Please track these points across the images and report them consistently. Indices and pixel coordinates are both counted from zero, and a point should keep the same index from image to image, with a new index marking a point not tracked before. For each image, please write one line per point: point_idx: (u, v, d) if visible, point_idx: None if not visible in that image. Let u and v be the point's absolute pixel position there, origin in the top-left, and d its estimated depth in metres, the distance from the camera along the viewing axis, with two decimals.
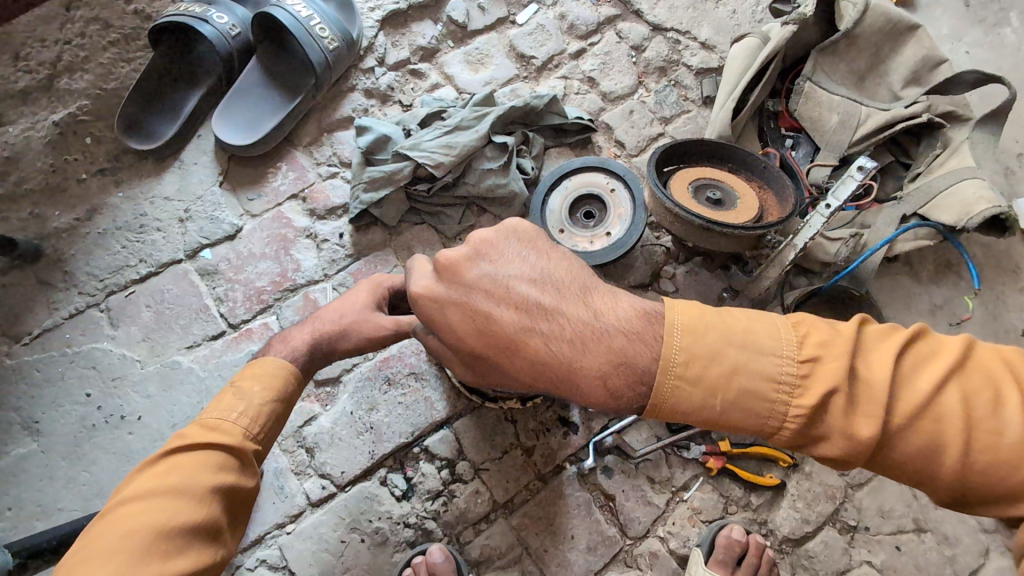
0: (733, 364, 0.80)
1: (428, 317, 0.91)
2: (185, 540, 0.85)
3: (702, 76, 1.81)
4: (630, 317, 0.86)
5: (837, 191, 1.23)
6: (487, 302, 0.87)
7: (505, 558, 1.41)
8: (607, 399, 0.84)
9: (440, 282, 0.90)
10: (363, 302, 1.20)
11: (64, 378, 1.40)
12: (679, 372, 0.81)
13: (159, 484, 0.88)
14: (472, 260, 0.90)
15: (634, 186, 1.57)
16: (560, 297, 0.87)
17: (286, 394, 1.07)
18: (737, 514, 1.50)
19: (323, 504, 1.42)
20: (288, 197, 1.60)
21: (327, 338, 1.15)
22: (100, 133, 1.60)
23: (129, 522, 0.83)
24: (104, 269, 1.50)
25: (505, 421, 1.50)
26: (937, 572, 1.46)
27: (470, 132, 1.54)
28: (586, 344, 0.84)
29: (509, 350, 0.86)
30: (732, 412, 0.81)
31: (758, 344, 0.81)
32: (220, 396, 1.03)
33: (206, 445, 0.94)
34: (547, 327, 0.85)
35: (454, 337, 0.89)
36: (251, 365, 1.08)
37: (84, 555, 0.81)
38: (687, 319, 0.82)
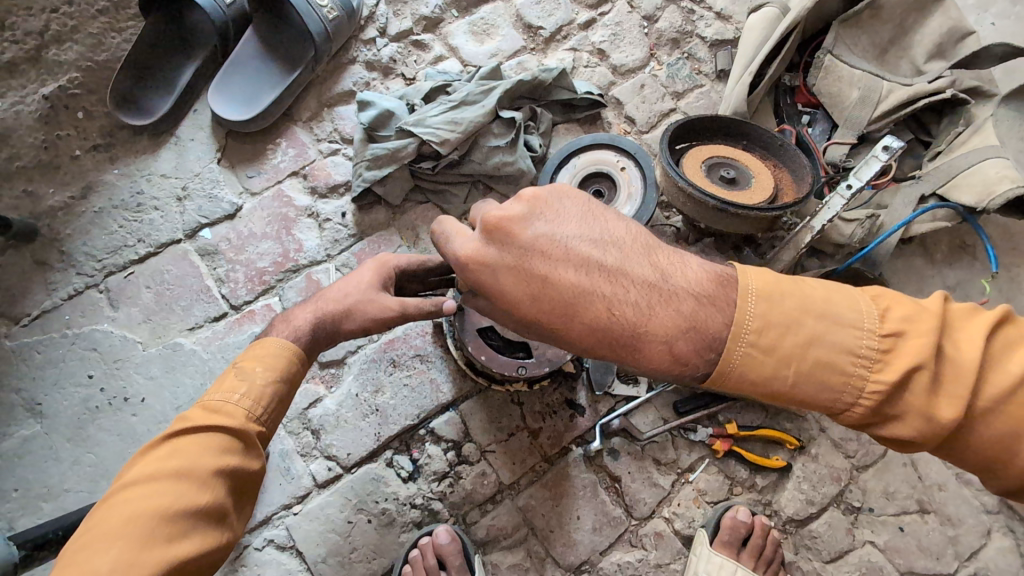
0: (811, 335, 0.74)
1: (478, 280, 0.85)
2: (189, 524, 0.85)
3: (717, 48, 1.73)
4: (698, 280, 0.79)
5: (860, 171, 1.18)
6: (545, 265, 0.81)
7: (511, 539, 1.42)
8: (675, 368, 0.78)
9: (491, 242, 0.83)
10: (368, 281, 1.15)
11: (65, 360, 1.39)
12: (754, 341, 0.75)
13: (162, 467, 0.87)
14: (524, 218, 0.83)
15: (645, 165, 1.52)
16: (623, 259, 0.80)
17: (291, 374, 1.04)
18: (742, 495, 1.50)
19: (330, 485, 1.42)
20: (288, 174, 1.56)
21: (330, 320, 1.09)
22: (92, 107, 1.55)
23: (133, 505, 0.83)
24: (102, 249, 1.47)
25: (511, 403, 1.49)
26: (939, 552, 1.47)
27: (476, 107, 1.49)
28: (652, 308, 0.78)
29: (569, 316, 0.80)
30: (803, 386, 0.75)
31: (838, 315, 0.75)
32: (224, 376, 1.01)
33: (209, 427, 0.93)
34: (610, 290, 0.79)
35: (508, 301, 0.83)
36: (254, 345, 1.05)
37: (89, 538, 0.82)
38: (762, 285, 0.76)
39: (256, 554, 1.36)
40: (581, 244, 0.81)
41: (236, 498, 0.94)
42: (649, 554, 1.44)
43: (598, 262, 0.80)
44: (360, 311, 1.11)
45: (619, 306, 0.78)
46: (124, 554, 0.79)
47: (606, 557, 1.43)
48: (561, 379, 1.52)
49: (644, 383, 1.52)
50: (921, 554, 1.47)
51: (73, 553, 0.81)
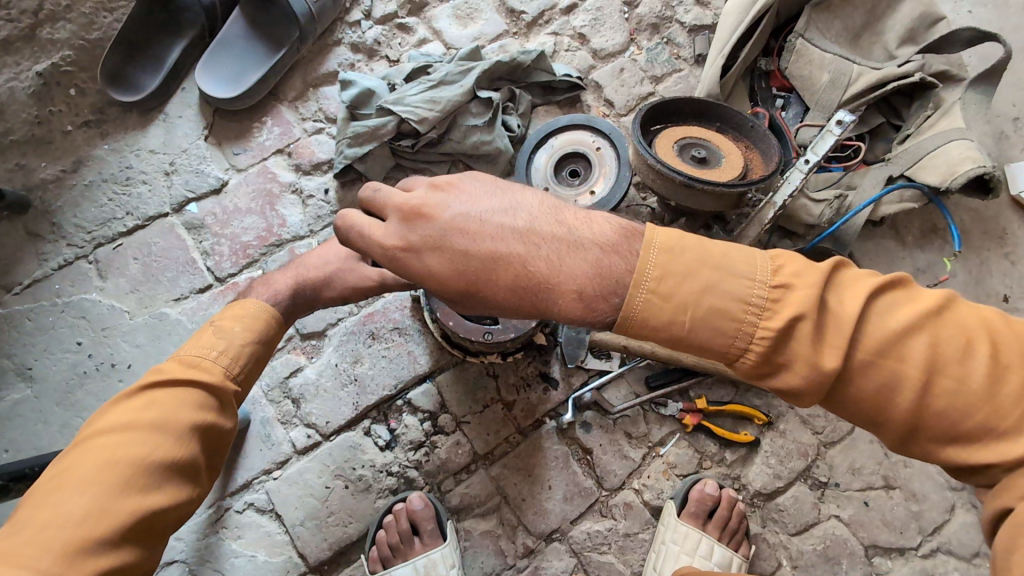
0: (704, 283, 0.78)
1: (405, 264, 0.86)
2: (163, 474, 0.90)
3: (696, 33, 1.76)
4: (604, 234, 0.83)
5: (816, 147, 1.29)
6: (460, 240, 0.82)
7: (484, 506, 1.47)
8: (594, 316, 0.80)
9: (410, 225, 0.85)
10: (348, 252, 1.23)
11: (55, 327, 1.44)
12: (662, 289, 0.78)
13: (137, 419, 0.92)
14: (438, 200, 0.85)
15: (620, 145, 1.56)
16: (535, 222, 0.83)
17: (266, 338, 1.10)
18: (711, 469, 1.54)
19: (309, 452, 1.46)
20: (273, 151, 1.60)
21: (311, 286, 1.18)
22: (84, 85, 1.60)
23: (108, 454, 0.88)
24: (92, 221, 1.51)
25: (487, 376, 1.54)
26: (902, 527, 1.51)
27: (455, 87, 1.52)
28: (563, 260, 0.81)
29: (491, 285, 0.82)
30: (703, 333, 0.79)
31: (731, 267, 0.79)
32: (201, 335, 1.06)
33: (185, 383, 0.98)
34: (525, 250, 0.81)
35: (435, 280, 0.84)
36: (233, 307, 1.10)
37: (63, 482, 0.85)
38: (665, 239, 0.80)
39: (236, 517, 1.41)
40: (493, 217, 0.83)
41: (208, 454, 1.00)
42: (618, 523, 1.48)
43: (511, 228, 0.82)
44: (340, 280, 1.19)
45: (534, 264, 0.81)
46: (99, 499, 0.84)
47: (576, 525, 1.47)
48: (536, 353, 1.56)
49: (617, 358, 1.56)
50: (885, 528, 1.51)
51: (45, 495, 0.84)
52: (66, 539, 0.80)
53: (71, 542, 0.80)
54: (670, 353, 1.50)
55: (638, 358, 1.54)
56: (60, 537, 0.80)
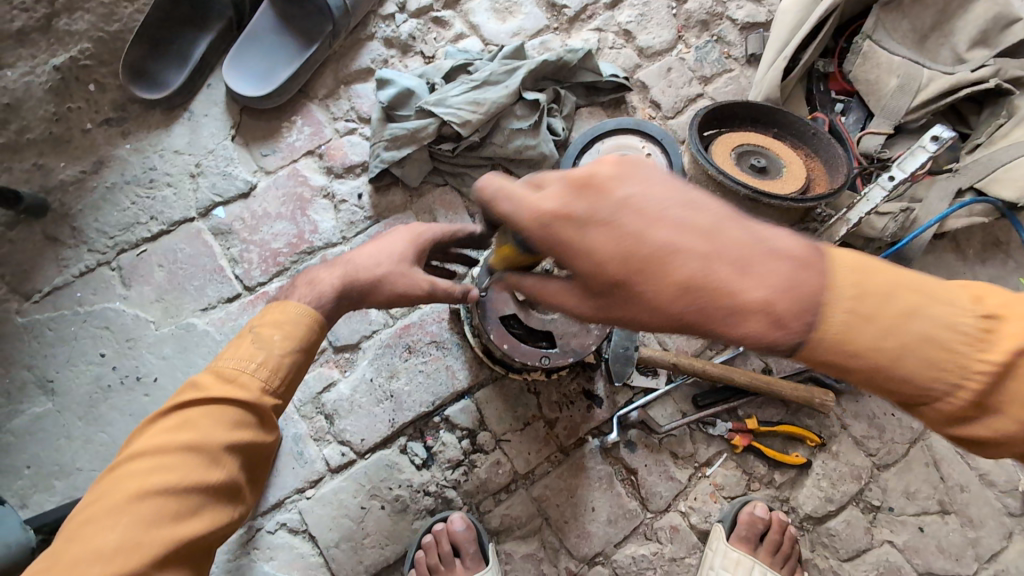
0: (912, 309, 0.66)
1: (563, 234, 0.69)
2: (199, 501, 0.83)
3: (747, 31, 1.67)
4: (821, 246, 0.66)
5: (905, 163, 1.15)
6: (637, 221, 0.65)
7: (525, 529, 1.41)
8: (777, 337, 0.64)
9: (580, 188, 0.68)
10: (399, 252, 1.06)
11: (77, 338, 1.37)
12: (850, 310, 0.65)
13: (170, 441, 0.84)
14: (619, 172, 0.68)
15: (671, 150, 1.49)
16: (718, 215, 0.66)
17: (310, 342, 0.98)
18: (759, 491, 1.48)
19: (343, 470, 1.40)
20: (303, 152, 1.52)
21: (359, 291, 1.02)
22: (104, 80, 1.51)
23: (139, 481, 0.81)
24: (114, 226, 1.44)
25: (527, 392, 1.47)
26: (959, 554, 1.44)
27: (499, 88, 1.44)
28: (748, 269, 0.64)
29: (659, 280, 0.65)
30: (911, 369, 0.66)
31: (933, 291, 0.67)
32: (237, 340, 0.95)
33: (220, 398, 0.88)
34: (708, 253, 0.64)
35: (595, 261, 0.67)
36: (273, 308, 0.97)
37: (95, 512, 0.80)
38: (861, 250, 0.67)
39: (268, 537, 1.35)
40: (675, 209, 0.66)
41: (249, 471, 0.91)
42: (663, 547, 1.42)
43: (700, 227, 0.65)
44: (390, 285, 1.03)
45: (719, 264, 0.64)
46: (134, 532, 0.78)
47: (620, 549, 1.41)
48: (580, 369, 1.48)
49: (663, 375, 1.49)
50: (940, 555, 1.44)
51: (79, 526, 0.79)
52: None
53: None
54: (723, 372, 1.43)
55: (685, 375, 1.47)
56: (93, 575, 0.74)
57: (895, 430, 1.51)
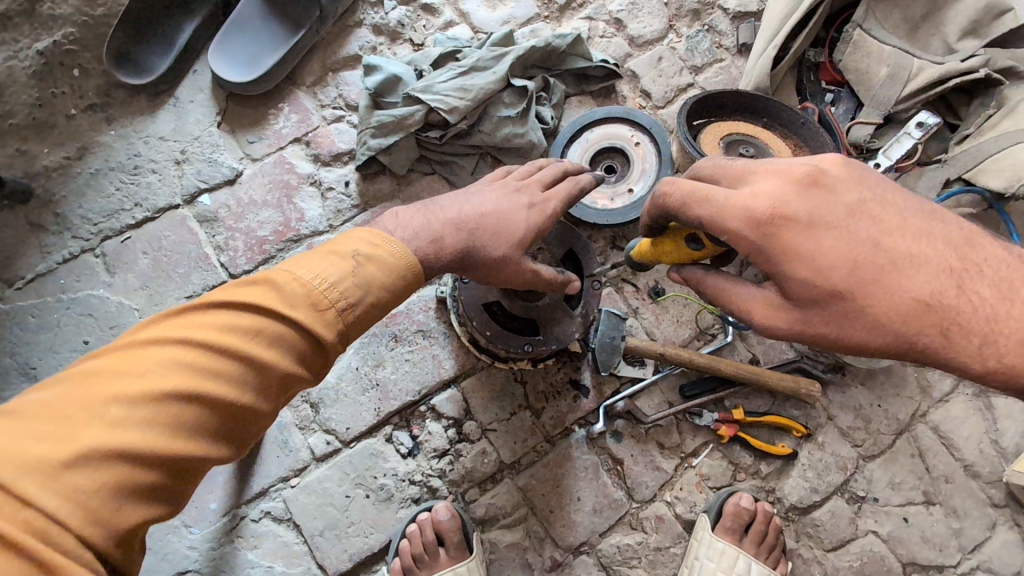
0: (991, 307, 0.73)
1: (777, 237, 0.78)
2: (229, 429, 0.76)
3: (739, 20, 1.66)
4: (986, 248, 0.77)
5: (890, 150, 1.39)
6: (873, 229, 0.76)
7: (510, 518, 1.41)
8: (985, 356, 0.73)
9: (796, 192, 0.79)
10: (518, 238, 1.02)
11: (61, 325, 1.36)
12: (1012, 311, 0.73)
13: (232, 352, 0.75)
14: (850, 176, 0.79)
15: (660, 140, 1.47)
16: (960, 229, 0.77)
17: (395, 287, 0.89)
18: (745, 481, 1.48)
19: (328, 459, 1.40)
20: (290, 140, 1.51)
21: (472, 267, 1.01)
22: (88, 65, 1.49)
23: (157, 374, 0.71)
24: (98, 213, 1.43)
25: (514, 382, 1.47)
26: (942, 544, 1.45)
27: (487, 74, 1.43)
28: (999, 293, 0.74)
29: (892, 286, 0.74)
30: (1001, 358, 0.72)
31: (1016, 290, 0.74)
32: (328, 259, 0.84)
33: (297, 324, 0.79)
34: (959, 264, 0.75)
35: (816, 266, 0.76)
36: (376, 247, 0.88)
37: (124, 396, 0.69)
38: (949, 246, 0.76)
39: (252, 525, 1.35)
40: (917, 214, 0.77)
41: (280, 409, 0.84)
42: (648, 537, 1.42)
43: (947, 235, 0.76)
44: (501, 270, 1.02)
45: (969, 282, 0.74)
46: (163, 440, 0.70)
47: (605, 538, 1.41)
48: (567, 359, 1.48)
49: (650, 365, 1.49)
50: (924, 546, 1.45)
51: (92, 402, 0.68)
52: (109, 479, 0.66)
53: (116, 481, 0.66)
54: (710, 361, 1.43)
55: (672, 366, 1.47)
56: (106, 472, 0.66)
57: (881, 421, 1.51)
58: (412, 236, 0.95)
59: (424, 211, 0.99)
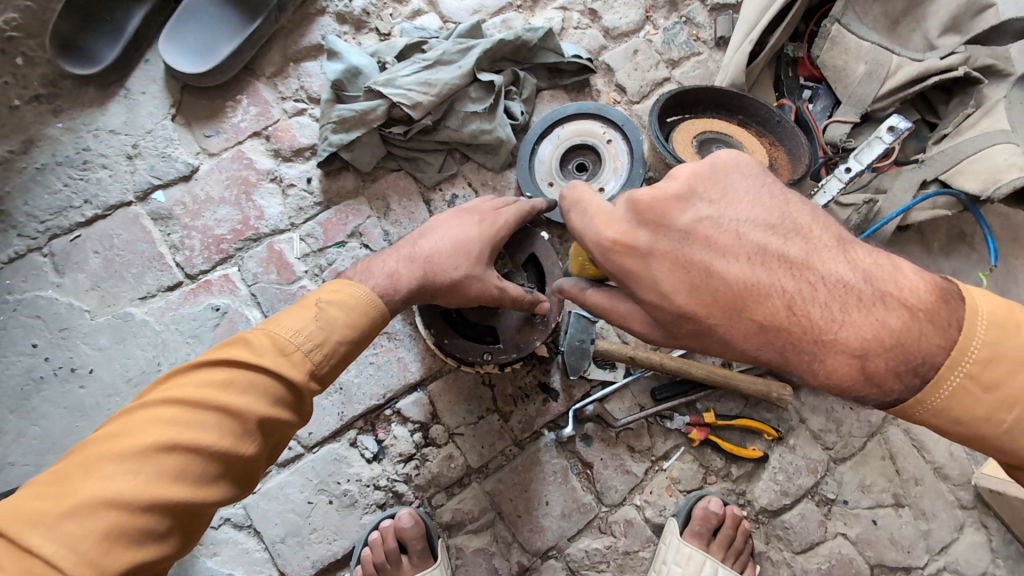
0: (824, 325, 0.73)
1: (621, 266, 0.81)
2: (217, 471, 0.80)
3: (717, 13, 1.61)
4: (825, 264, 0.75)
5: (862, 154, 1.20)
6: (705, 253, 0.77)
7: (477, 522, 1.38)
8: (817, 372, 0.75)
9: (640, 221, 0.80)
10: (475, 255, 1.06)
11: (7, 328, 1.30)
12: (844, 331, 0.73)
13: (208, 401, 0.80)
14: (691, 197, 0.78)
15: (633, 136, 1.43)
16: (802, 245, 0.76)
17: (364, 333, 0.95)
18: (715, 485, 1.46)
19: (290, 465, 1.37)
20: (249, 134, 1.44)
21: (435, 288, 1.04)
22: (32, 52, 1.42)
23: (155, 429, 0.77)
24: (45, 210, 1.36)
25: (481, 385, 1.44)
26: (910, 546, 1.44)
27: (453, 68, 1.38)
28: (840, 312, 0.73)
29: (728, 307, 0.76)
30: (833, 368, 0.74)
31: (852, 306, 0.73)
32: (299, 311, 0.91)
33: (273, 370, 0.84)
34: (793, 286, 0.74)
35: (658, 291, 0.79)
36: (338, 288, 0.95)
37: (115, 452, 0.75)
38: (785, 261, 0.75)
39: (211, 533, 1.32)
40: (754, 232, 0.76)
41: (270, 448, 0.88)
42: (617, 541, 1.40)
43: (783, 253, 0.76)
44: (464, 290, 1.04)
45: (803, 305, 0.74)
46: (152, 485, 0.74)
47: (574, 543, 1.39)
48: (535, 362, 1.46)
49: (621, 368, 1.46)
50: (892, 548, 1.44)
51: (92, 461, 0.74)
52: (102, 525, 0.71)
53: (111, 526, 0.71)
54: (680, 365, 1.40)
55: (644, 368, 1.44)
56: (100, 520, 0.71)
57: (853, 424, 1.50)
58: (372, 275, 1.01)
59: (383, 253, 1.06)
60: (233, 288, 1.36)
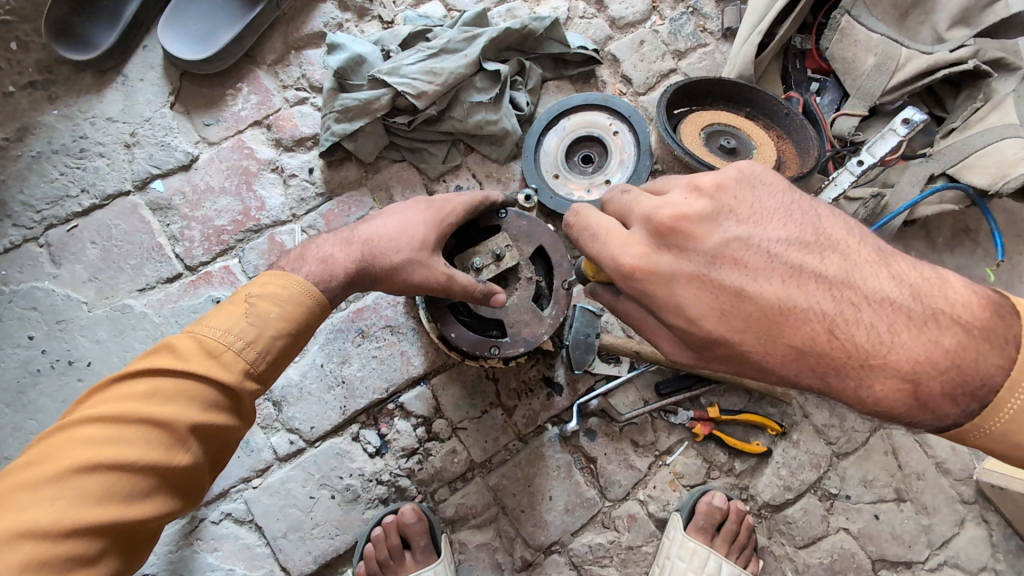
0: (870, 349, 0.70)
1: (646, 290, 0.78)
2: (151, 484, 0.73)
3: (724, 5, 1.59)
4: (869, 283, 0.72)
5: (874, 147, 1.19)
6: (736, 276, 0.74)
7: (480, 517, 1.38)
8: (865, 398, 0.71)
9: (660, 244, 0.77)
10: (420, 239, 0.97)
11: (2, 320, 1.28)
12: (893, 355, 0.70)
13: (130, 412, 0.73)
14: (719, 215, 0.76)
15: (639, 128, 1.42)
16: (840, 263, 0.73)
17: (303, 326, 0.88)
18: (719, 479, 1.46)
19: (291, 459, 1.35)
20: (250, 123, 1.42)
21: (377, 274, 0.96)
22: (27, 38, 1.39)
23: (76, 450, 0.70)
24: (41, 199, 1.34)
25: (485, 379, 1.43)
26: (912, 541, 1.44)
27: (458, 57, 1.36)
28: (884, 333, 0.70)
29: (762, 334, 0.73)
30: (881, 395, 0.71)
31: (897, 329, 0.70)
32: (226, 310, 0.84)
33: (198, 374, 0.77)
34: (833, 308, 0.71)
35: (687, 316, 0.76)
36: (268, 281, 0.88)
37: (30, 480, 0.68)
38: (826, 282, 0.72)
39: (212, 528, 1.31)
40: (788, 251, 0.73)
41: (213, 456, 0.81)
42: (620, 536, 1.40)
43: (822, 273, 0.72)
44: (405, 276, 0.96)
45: (846, 329, 0.71)
46: (73, 510, 0.68)
47: (577, 538, 1.39)
48: (540, 356, 1.44)
49: (625, 362, 1.45)
50: (894, 542, 1.44)
51: (9, 492, 0.68)
52: (20, 556, 0.64)
53: (29, 559, 0.64)
54: None
55: (648, 362, 1.43)
56: (16, 554, 0.64)
57: (856, 419, 1.50)
58: (305, 262, 0.94)
59: (322, 237, 0.99)
60: (234, 280, 1.33)
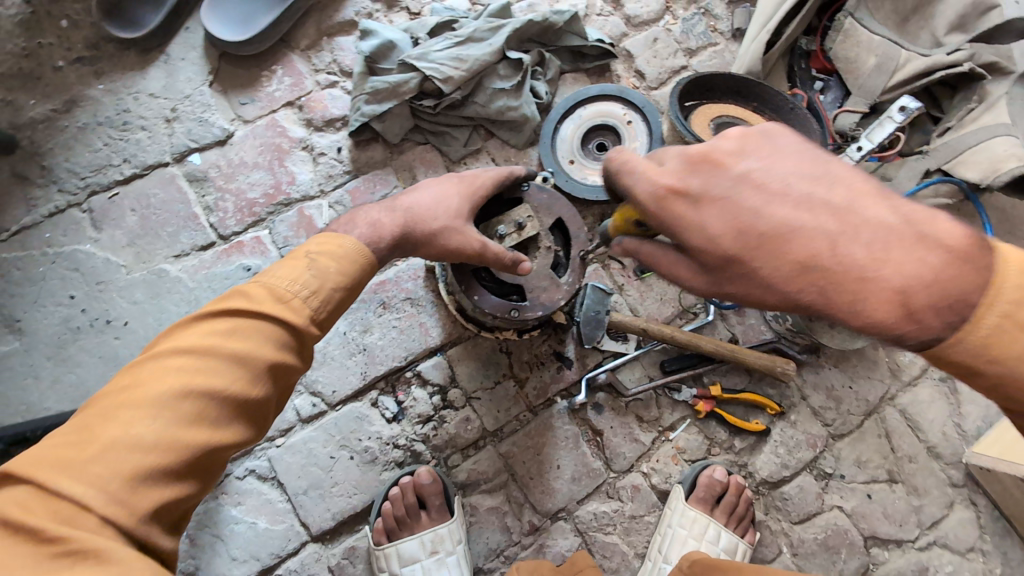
0: (866, 264, 0.69)
1: (672, 209, 0.81)
2: (232, 412, 0.80)
3: (734, 6, 1.68)
4: (871, 209, 0.71)
5: (872, 134, 1.27)
6: (755, 199, 0.75)
7: (491, 483, 1.44)
8: (866, 316, 0.69)
9: (691, 170, 0.80)
10: (455, 210, 1.07)
11: (46, 279, 1.35)
12: (890, 269, 0.68)
13: (217, 347, 0.80)
14: (744, 149, 0.78)
15: (651, 118, 1.50)
16: (847, 192, 0.72)
17: (356, 282, 0.95)
18: (719, 456, 1.52)
19: (314, 421, 1.42)
20: (283, 103, 1.50)
21: (413, 240, 1.04)
22: (76, 17, 1.49)
23: (169, 377, 0.76)
24: (86, 167, 1.41)
25: (499, 352, 1.50)
26: (902, 520, 1.51)
27: (482, 46, 1.44)
28: (890, 250, 0.68)
29: (768, 249, 0.74)
30: (873, 310, 0.69)
31: (901, 246, 0.68)
32: (291, 263, 0.90)
33: (272, 316, 0.84)
34: (836, 227, 0.71)
35: (704, 235, 0.78)
36: (327, 241, 0.94)
37: (128, 402, 0.74)
38: (835, 203, 0.72)
39: (237, 483, 1.37)
40: (799, 181, 0.74)
41: (280, 394, 0.88)
42: (624, 505, 1.46)
43: (828, 198, 0.72)
44: (441, 241, 1.05)
45: (847, 242, 0.70)
46: (172, 428, 0.74)
47: (583, 506, 1.45)
48: (551, 332, 1.52)
49: (632, 340, 1.53)
50: (885, 521, 1.50)
51: (110, 412, 0.74)
52: (128, 466, 0.70)
53: (135, 469, 0.71)
54: (690, 338, 1.46)
55: (654, 341, 1.50)
56: (124, 463, 0.70)
57: (852, 403, 1.57)
58: (356, 225, 1.00)
59: (366, 205, 1.06)
60: (264, 249, 1.41)
